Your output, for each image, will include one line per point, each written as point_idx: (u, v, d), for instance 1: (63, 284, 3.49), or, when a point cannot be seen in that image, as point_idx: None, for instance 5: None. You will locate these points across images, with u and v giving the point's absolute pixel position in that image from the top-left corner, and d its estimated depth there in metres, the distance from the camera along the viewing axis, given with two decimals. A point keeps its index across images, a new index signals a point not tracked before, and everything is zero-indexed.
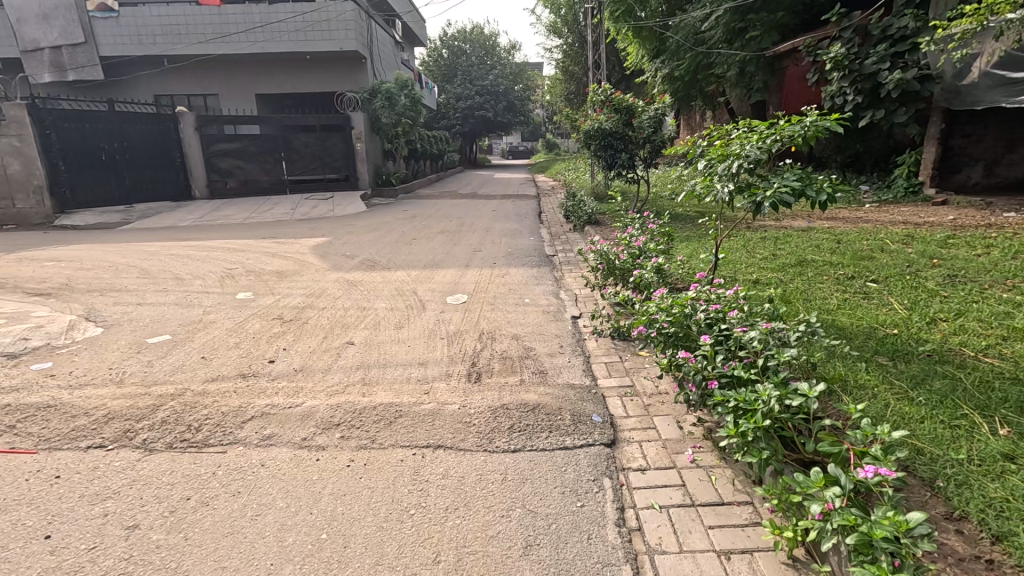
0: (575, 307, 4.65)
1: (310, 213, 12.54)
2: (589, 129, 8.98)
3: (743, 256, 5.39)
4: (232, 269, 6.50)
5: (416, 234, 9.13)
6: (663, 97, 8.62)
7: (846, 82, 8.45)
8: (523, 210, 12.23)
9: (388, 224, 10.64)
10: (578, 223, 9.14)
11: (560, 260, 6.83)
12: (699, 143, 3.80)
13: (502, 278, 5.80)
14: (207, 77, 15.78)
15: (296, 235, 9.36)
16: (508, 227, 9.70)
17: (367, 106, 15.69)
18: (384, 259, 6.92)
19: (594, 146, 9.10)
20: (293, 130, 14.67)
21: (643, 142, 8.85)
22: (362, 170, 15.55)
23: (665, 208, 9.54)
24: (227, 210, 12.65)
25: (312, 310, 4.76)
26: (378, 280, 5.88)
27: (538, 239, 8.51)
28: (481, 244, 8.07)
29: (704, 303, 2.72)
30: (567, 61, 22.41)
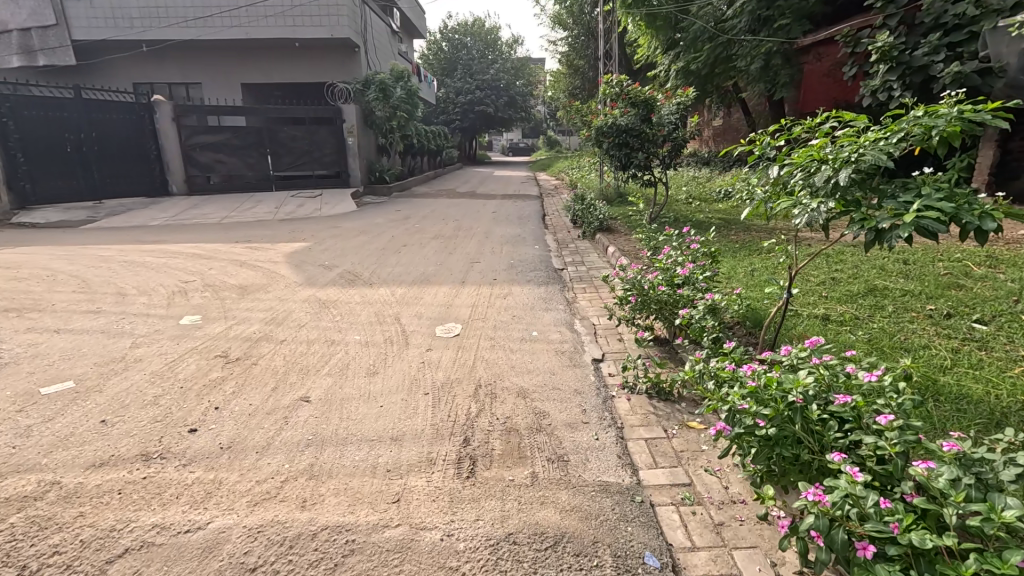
0: (594, 345, 3.74)
1: (295, 212, 11.60)
2: (602, 125, 8.08)
3: (797, 280, 4.46)
4: (187, 283, 5.56)
5: (407, 240, 8.20)
6: (687, 90, 7.69)
7: (893, 77, 7.47)
8: (526, 213, 11.28)
9: (378, 227, 9.71)
10: (588, 229, 8.24)
11: (570, 275, 5.93)
12: (768, 143, 2.87)
13: (504, 300, 4.89)
14: (190, 64, 14.79)
15: (273, 239, 8.42)
16: (510, 233, 8.76)
17: (360, 98, 14.69)
18: (368, 272, 5.99)
19: (606, 145, 8.18)
20: (279, 123, 13.70)
21: (662, 141, 7.93)
22: (354, 166, 14.59)
23: (684, 214, 8.62)
24: (205, 208, 11.69)
25: (266, 343, 3.84)
26: (355, 300, 4.95)
27: (543, 248, 7.59)
28: (480, 253, 7.14)
29: (819, 389, 1.78)
30: (572, 55, 21.44)
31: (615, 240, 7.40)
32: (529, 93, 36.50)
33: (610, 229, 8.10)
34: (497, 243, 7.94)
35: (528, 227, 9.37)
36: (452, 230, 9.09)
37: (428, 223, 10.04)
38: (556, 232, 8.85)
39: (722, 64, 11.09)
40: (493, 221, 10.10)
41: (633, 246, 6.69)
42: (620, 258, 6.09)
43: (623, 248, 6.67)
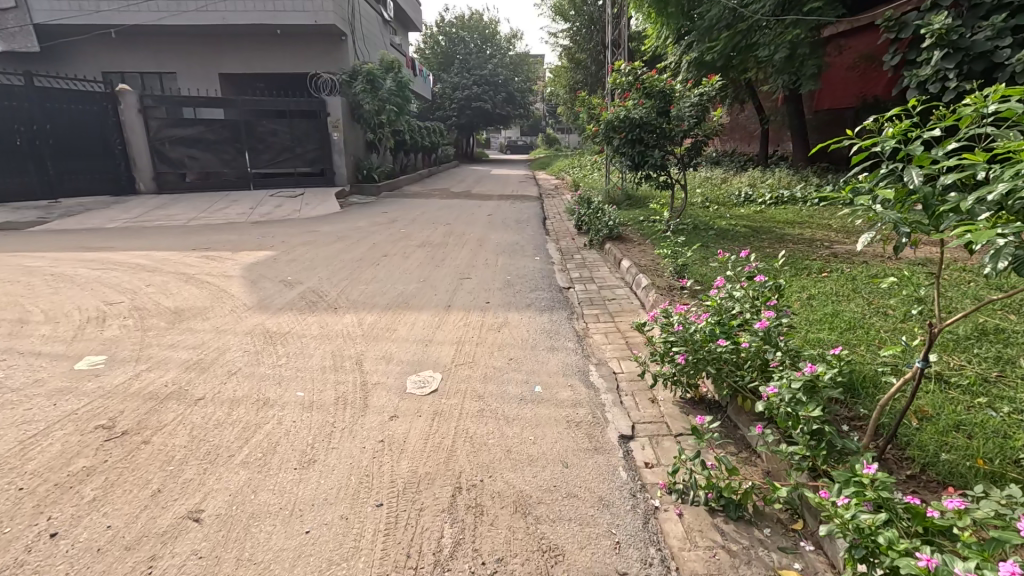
0: (619, 412, 2.76)
1: (271, 214, 10.57)
2: (612, 118, 7.08)
3: (873, 316, 3.47)
4: (111, 306, 4.54)
5: (389, 248, 7.18)
6: (713, 78, 6.62)
7: (949, 65, 6.45)
8: (524, 216, 10.26)
9: (361, 232, 8.69)
10: (596, 238, 7.24)
11: (579, 297, 4.92)
12: (893, 140, 1.90)
13: (498, 334, 3.88)
14: (164, 52, 13.77)
15: (237, 246, 7.40)
16: (508, 240, 7.75)
17: (346, 89, 13.60)
18: (336, 292, 5.00)
19: (615, 142, 7.19)
20: (258, 116, 12.65)
21: (681, 137, 6.94)
22: (339, 163, 13.54)
23: (705, 221, 7.62)
24: (171, 209, 10.65)
25: (174, 404, 2.83)
26: (313, 332, 3.95)
27: (544, 259, 6.59)
28: (472, 265, 6.14)
29: None
30: (574, 48, 20.39)
31: (627, 250, 6.40)
32: (529, 89, 35.41)
33: (622, 237, 7.10)
34: (491, 252, 6.94)
35: (528, 233, 8.36)
36: (442, 236, 8.08)
37: (417, 228, 9.02)
38: (559, 240, 7.87)
39: (742, 53, 10.06)
40: (488, 226, 9.08)
41: (651, 260, 5.69)
42: (639, 275, 5.10)
43: (640, 262, 5.68)
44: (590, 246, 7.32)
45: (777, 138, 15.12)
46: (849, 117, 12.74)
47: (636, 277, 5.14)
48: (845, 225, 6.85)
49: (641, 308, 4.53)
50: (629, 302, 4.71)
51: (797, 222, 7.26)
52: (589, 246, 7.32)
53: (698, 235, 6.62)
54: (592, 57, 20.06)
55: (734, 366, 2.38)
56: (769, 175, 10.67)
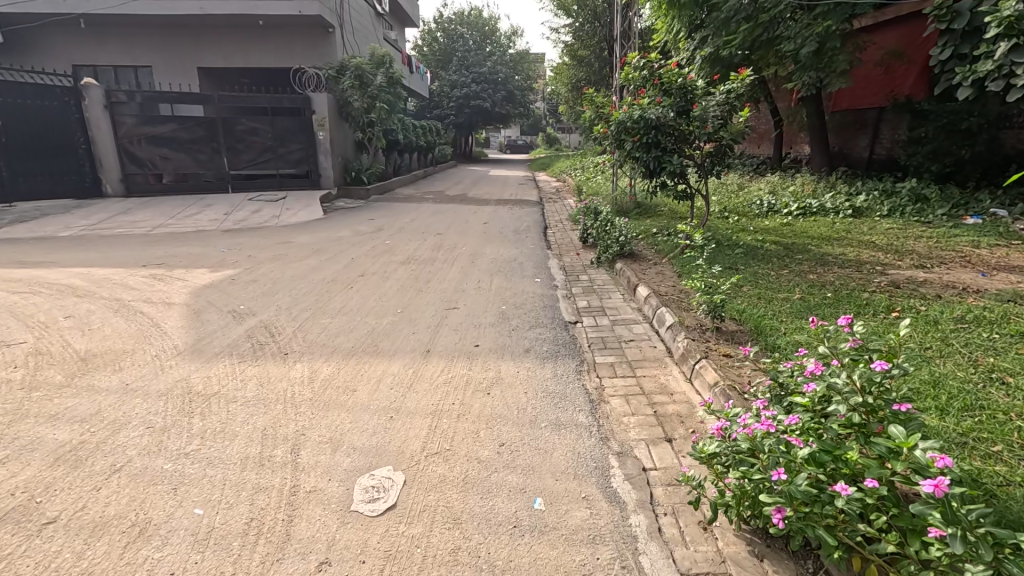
0: (661, 557, 1.87)
1: (246, 221, 9.70)
2: (623, 118, 6.18)
3: (988, 386, 2.61)
4: (7, 349, 3.66)
5: (369, 266, 6.30)
6: (745, 72, 5.73)
7: (1018, 58, 5.56)
8: (523, 225, 9.38)
9: (340, 244, 7.80)
10: (605, 255, 6.35)
11: (589, 338, 4.04)
12: None
13: (486, 398, 2.99)
14: (138, 43, 12.88)
15: (196, 260, 6.51)
16: (506, 256, 6.88)
17: (332, 85, 12.69)
18: (292, 328, 4.11)
19: (626, 146, 6.29)
20: (237, 113, 11.75)
21: (702, 140, 6.07)
22: (326, 165, 12.66)
23: (728, 236, 6.74)
24: (137, 214, 9.76)
25: (7, 533, 1.95)
26: (246, 393, 3.06)
27: (547, 280, 5.72)
28: (463, 289, 5.28)
29: None
30: (576, 44, 19.52)
31: (644, 272, 5.53)
32: (529, 87, 34.53)
33: (637, 255, 6.21)
34: (484, 271, 6.07)
35: (527, 247, 7.49)
36: (431, 251, 7.20)
37: (403, 239, 8.13)
38: (562, 255, 7.01)
39: (762, 47, 9.17)
40: (483, 237, 8.19)
41: (674, 288, 4.81)
42: (661, 310, 4.24)
43: (659, 289, 4.82)
44: (598, 265, 6.40)
45: (791, 140, 14.24)
46: (872, 119, 11.88)
47: (657, 311, 4.29)
48: (892, 243, 5.99)
49: (667, 356, 3.65)
50: (649, 345, 3.84)
51: (834, 238, 6.38)
52: (598, 265, 6.40)
53: (724, 254, 5.75)
54: (595, 55, 19.25)
55: (865, 528, 1.51)
56: (790, 181, 9.80)
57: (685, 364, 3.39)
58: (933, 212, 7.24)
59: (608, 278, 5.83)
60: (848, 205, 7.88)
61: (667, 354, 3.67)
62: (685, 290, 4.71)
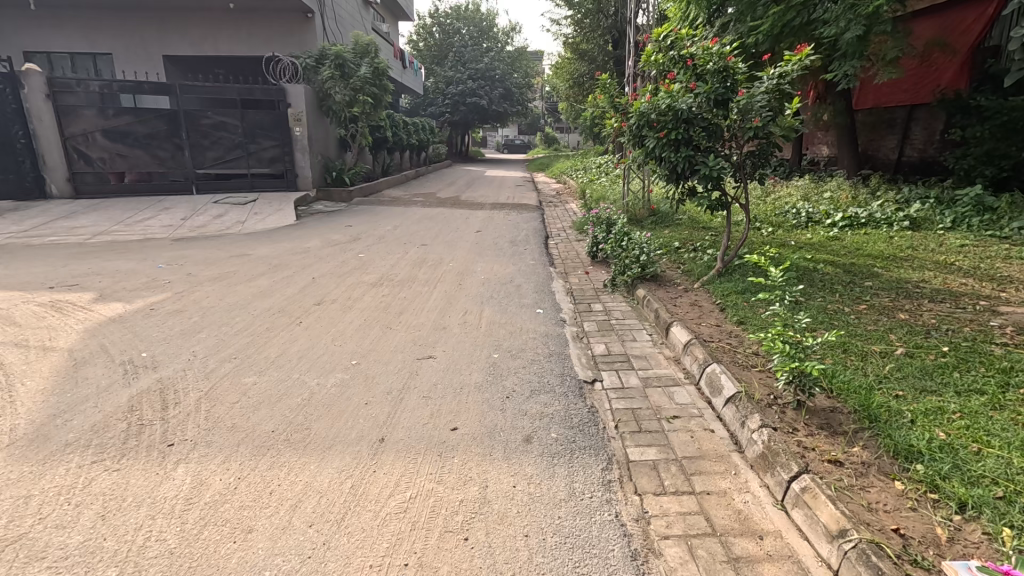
0: None
1: (204, 227, 8.52)
2: (645, 109, 5.05)
3: None
4: None
5: (330, 289, 5.13)
6: (805, 50, 4.43)
7: None
8: (521, 235, 8.18)
9: (304, 257, 6.62)
10: (621, 277, 5.19)
11: (613, 413, 2.86)
12: None
13: (459, 554, 1.82)
14: (97, 28, 11.68)
15: (118, 279, 5.33)
16: (501, 274, 5.70)
17: (310, 76, 11.51)
18: (197, 395, 2.93)
19: (646, 143, 5.14)
20: (202, 106, 10.54)
21: (742, 136, 4.87)
22: (303, 164, 11.48)
23: (770, 253, 5.59)
24: (80, 218, 8.57)
25: None
26: (66, 541, 1.87)
27: (552, 311, 4.55)
28: (446, 325, 4.10)
29: None
30: (578, 37, 18.37)
31: (676, 301, 4.38)
32: (528, 84, 33.32)
33: (662, 277, 5.04)
34: (472, 297, 4.88)
35: (525, 263, 6.30)
36: (411, 268, 6.01)
37: (380, 251, 6.94)
38: (566, 274, 5.88)
39: (796, 33, 8.02)
40: (475, 251, 6.99)
41: (721, 333, 3.64)
42: (711, 369, 3.09)
43: (699, 331, 3.67)
44: (614, 290, 5.22)
45: (810, 139, 13.14)
46: (902, 117, 10.78)
47: (706, 369, 3.13)
48: (976, 266, 4.86)
49: (734, 450, 2.48)
50: (702, 427, 2.67)
51: (900, 257, 5.27)
52: (614, 289, 5.23)
53: (774, 280, 4.61)
54: (598, 48, 18.12)
55: None
56: (824, 185, 8.64)
57: (769, 473, 2.23)
58: (1007, 223, 6.12)
59: (626, 309, 4.66)
60: (902, 215, 6.74)
61: (734, 447, 2.51)
62: (739, 336, 3.55)
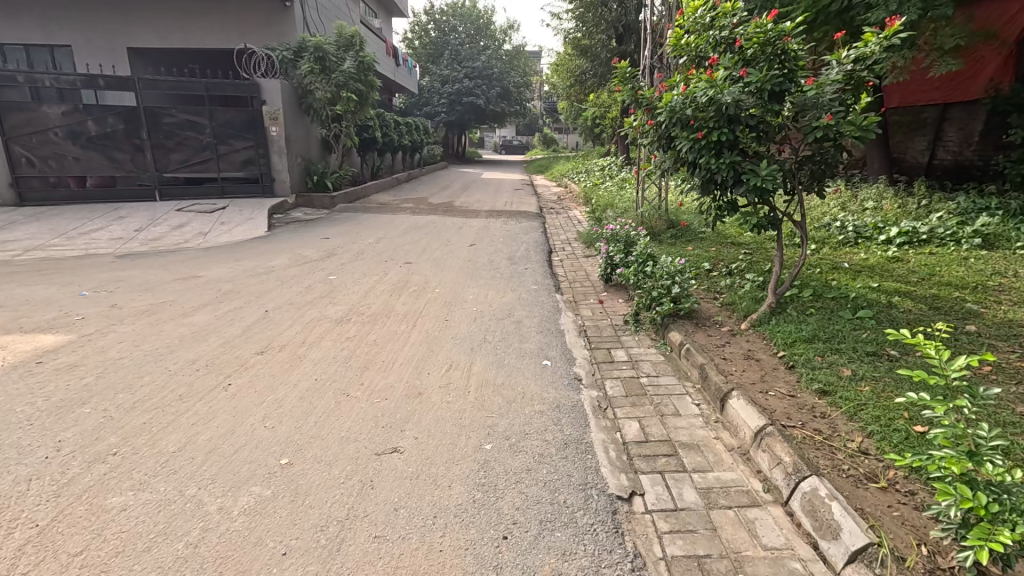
0: None
1: (159, 240, 7.49)
2: (678, 104, 4.01)
3: None
4: None
5: (283, 328, 4.09)
6: (893, 26, 3.42)
7: None
8: (521, 250, 7.13)
9: (262, 280, 5.58)
10: (646, 313, 4.17)
11: (670, 569, 1.84)
12: None
13: None
14: (54, 18, 10.61)
15: (19, 314, 4.29)
16: (498, 306, 4.67)
17: (288, 70, 10.45)
18: (23, 538, 1.88)
19: (679, 145, 4.09)
20: (165, 102, 9.49)
21: (802, 135, 3.82)
22: (281, 167, 10.44)
23: (826, 282, 4.58)
24: (17, 229, 7.52)
25: None
26: None
27: (564, 364, 3.51)
28: (423, 390, 3.06)
29: None
30: (580, 32, 17.36)
31: (726, 353, 3.37)
32: (526, 84, 32.29)
33: (701, 313, 4.02)
34: (461, 340, 3.85)
35: (527, 289, 5.28)
36: (388, 296, 4.98)
37: (355, 272, 5.91)
38: (576, 303, 4.88)
39: (832, 20, 7.05)
40: (467, 272, 5.95)
41: (802, 412, 2.62)
42: (808, 486, 2.08)
43: (770, 409, 2.65)
44: (637, 328, 4.17)
45: None
46: (933, 116, 9.37)
47: (804, 485, 2.11)
48: None
49: None
50: None
51: (991, 287, 4.26)
52: (636, 327, 4.20)
53: (844, 323, 3.62)
54: (600, 44, 17.14)
55: None
56: (864, 193, 7.62)
57: None
58: None
59: (656, 358, 3.64)
60: (970, 229, 5.71)
61: None
62: (828, 418, 2.55)
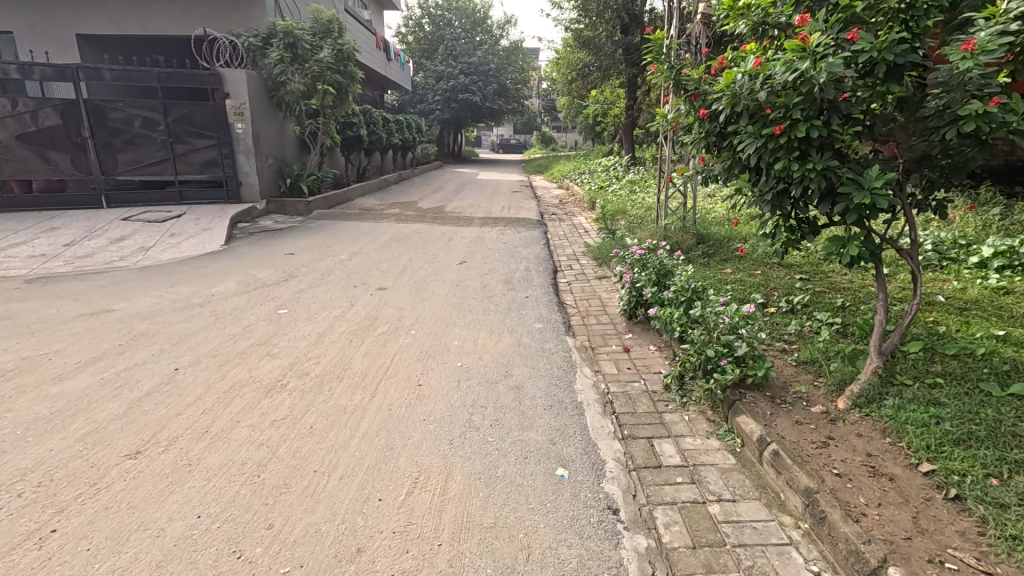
0: None
1: (89, 258, 6.30)
2: (744, 86, 2.84)
3: None
4: None
5: (189, 401, 2.92)
6: None
7: None
8: (521, 270, 5.95)
9: (192, 315, 4.40)
10: (694, 376, 3.02)
11: None
12: None
13: None
14: None
15: None
16: (490, 361, 3.47)
17: (257, 59, 9.24)
18: None
19: (743, 142, 2.93)
20: (111, 95, 8.27)
21: (926, 130, 2.64)
22: (248, 169, 9.25)
23: (932, 328, 3.41)
24: None
25: None
26: None
27: (588, 475, 2.33)
28: (364, 545, 1.89)
29: None
30: (583, 23, 16.04)
31: (838, 463, 2.20)
32: (524, 80, 31.03)
33: (776, 381, 2.85)
34: (436, 426, 2.68)
35: (529, 328, 4.13)
36: (350, 342, 3.83)
37: (314, 303, 4.74)
38: (593, 350, 3.74)
39: None
40: (453, 303, 4.77)
41: None
42: None
43: None
44: (683, 400, 3.00)
45: None
46: None
47: None
48: None
49: None
50: None
51: None
52: (681, 397, 3.02)
53: (1000, 406, 2.44)
54: (605, 35, 15.80)
55: None
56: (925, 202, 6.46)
57: None
58: None
59: (723, 460, 2.46)
60: None
61: None
62: None
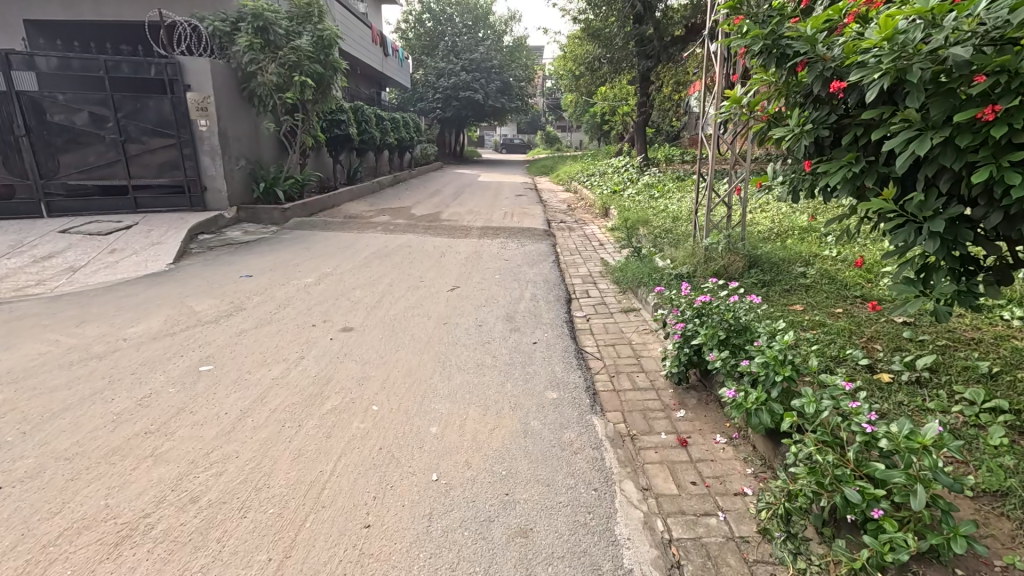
0: None
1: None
2: (914, 37, 1.66)
3: None
4: None
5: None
6: None
7: None
8: (527, 300, 4.77)
9: (78, 375, 3.23)
10: (812, 521, 1.84)
11: None
12: None
13: None
14: None
15: None
16: (481, 474, 2.28)
17: (224, 46, 8.10)
18: None
19: (907, 136, 1.75)
20: (50, 87, 7.12)
21: None
22: (214, 172, 8.10)
23: None
24: None
25: None
26: None
27: None
28: None
29: None
30: (592, 14, 14.76)
31: None
32: (528, 78, 29.85)
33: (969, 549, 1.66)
34: None
35: (539, 401, 2.93)
36: (282, 427, 2.66)
37: (250, 354, 3.57)
38: (634, 442, 2.57)
39: None
40: (438, 353, 3.59)
41: None
42: None
43: None
44: (800, 563, 1.78)
45: None
46: None
47: None
48: None
49: None
50: None
51: None
52: (795, 556, 1.80)
53: None
54: (615, 27, 14.29)
55: None
56: None
57: None
58: None
59: None
60: None
61: None
62: None
